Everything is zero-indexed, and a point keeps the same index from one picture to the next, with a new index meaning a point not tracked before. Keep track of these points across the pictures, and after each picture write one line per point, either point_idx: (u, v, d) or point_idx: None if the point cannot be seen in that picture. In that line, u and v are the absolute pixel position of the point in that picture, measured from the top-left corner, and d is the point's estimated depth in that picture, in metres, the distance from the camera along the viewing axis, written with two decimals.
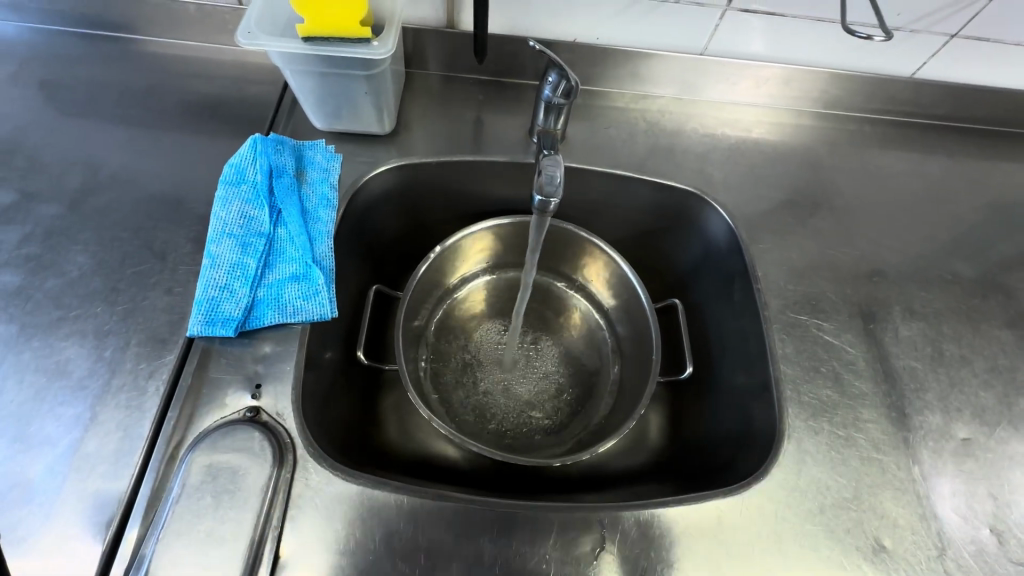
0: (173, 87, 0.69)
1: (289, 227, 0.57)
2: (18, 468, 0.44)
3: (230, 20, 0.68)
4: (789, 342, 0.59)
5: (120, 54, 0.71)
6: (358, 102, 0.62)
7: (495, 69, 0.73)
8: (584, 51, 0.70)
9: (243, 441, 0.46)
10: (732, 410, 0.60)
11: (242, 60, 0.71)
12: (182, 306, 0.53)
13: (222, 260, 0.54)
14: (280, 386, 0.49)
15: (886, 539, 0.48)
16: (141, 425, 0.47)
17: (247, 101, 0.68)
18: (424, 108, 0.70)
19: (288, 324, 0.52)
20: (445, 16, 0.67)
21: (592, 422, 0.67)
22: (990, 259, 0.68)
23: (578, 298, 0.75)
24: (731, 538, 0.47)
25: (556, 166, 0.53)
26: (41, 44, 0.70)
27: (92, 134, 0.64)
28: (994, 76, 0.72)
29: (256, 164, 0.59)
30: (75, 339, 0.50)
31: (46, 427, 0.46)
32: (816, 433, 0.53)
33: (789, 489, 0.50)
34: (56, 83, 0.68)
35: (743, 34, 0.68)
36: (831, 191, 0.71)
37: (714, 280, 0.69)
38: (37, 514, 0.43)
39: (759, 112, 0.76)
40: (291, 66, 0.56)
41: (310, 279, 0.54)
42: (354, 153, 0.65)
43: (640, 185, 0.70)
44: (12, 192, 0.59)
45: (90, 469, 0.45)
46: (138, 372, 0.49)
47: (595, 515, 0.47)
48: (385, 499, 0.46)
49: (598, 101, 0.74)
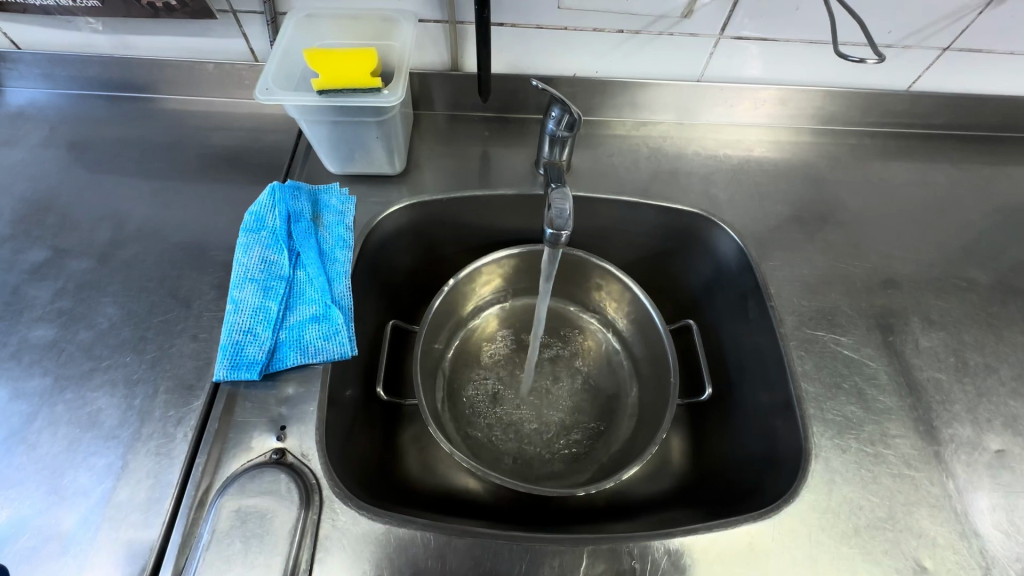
0: (194, 141, 0.72)
1: (308, 269, 0.59)
2: (52, 521, 0.45)
3: (247, 76, 0.72)
4: (808, 359, 0.58)
5: (143, 112, 0.75)
6: (370, 146, 0.65)
7: (499, 106, 0.75)
8: (584, 84, 0.73)
9: (270, 484, 0.46)
10: (755, 431, 0.59)
11: (259, 112, 0.75)
12: (209, 352, 0.54)
13: (245, 304, 0.55)
14: (304, 426, 0.50)
15: (926, 559, 0.47)
16: (171, 471, 0.48)
17: (265, 150, 0.71)
18: (433, 147, 0.73)
19: (311, 364, 0.53)
20: (450, 60, 0.70)
21: (615, 448, 0.66)
22: (1005, 263, 0.68)
23: (591, 321, 0.77)
24: (766, 565, 0.46)
25: (565, 200, 0.53)
26: (70, 108, 0.75)
27: (119, 189, 0.67)
28: (990, 84, 0.73)
29: (275, 211, 0.61)
30: (107, 388, 0.52)
31: (79, 478, 0.47)
32: (844, 451, 0.52)
33: (821, 510, 0.49)
34: (86, 144, 0.72)
35: (738, 60, 0.70)
36: (836, 204, 0.72)
37: (726, 298, 0.69)
38: (71, 566, 0.43)
39: (758, 133, 0.77)
40: (307, 118, 0.59)
41: (331, 319, 0.55)
42: (368, 194, 0.67)
43: (647, 210, 0.71)
44: (45, 248, 0.62)
45: (122, 518, 0.45)
46: (167, 420, 0.50)
47: (624, 546, 0.46)
48: (411, 537, 0.46)
49: (600, 130, 0.77)
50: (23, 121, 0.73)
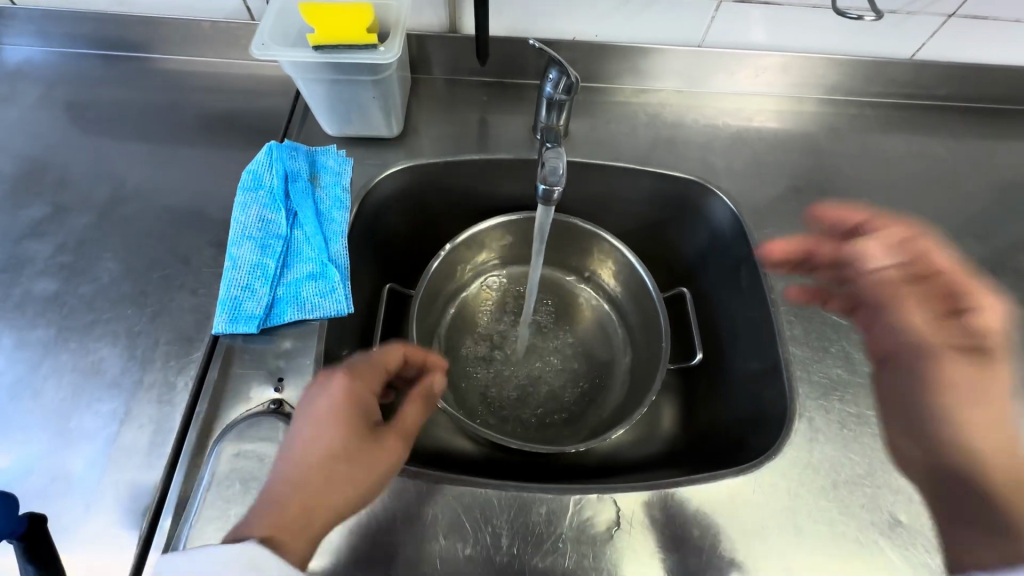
0: (191, 102, 0.72)
1: (305, 228, 0.60)
2: (59, 462, 0.47)
3: (243, 35, 0.71)
4: (797, 324, 0.59)
5: (139, 73, 0.74)
6: (367, 107, 0.65)
7: (498, 71, 0.75)
8: (584, 49, 0.72)
9: (268, 432, 0.48)
10: (743, 396, 0.61)
11: (256, 74, 0.74)
12: (207, 307, 0.55)
13: (243, 261, 0.56)
14: (301, 379, 0.51)
15: (902, 513, 0.49)
16: (172, 418, 0.49)
17: (262, 112, 0.71)
18: (430, 111, 0.73)
19: (307, 320, 0.54)
20: (447, 21, 0.69)
21: (607, 413, 0.68)
22: (1000, 236, 0.68)
23: (587, 291, 0.77)
24: (746, 516, 0.48)
25: (559, 158, 0.54)
26: (66, 67, 0.74)
27: (117, 149, 0.68)
28: (995, 54, 0.72)
29: (272, 170, 0.62)
30: (109, 339, 0.53)
31: (84, 422, 0.49)
32: (827, 411, 0.54)
33: (801, 467, 0.51)
34: (83, 104, 0.71)
35: (740, 26, 0.69)
36: (833, 174, 0.72)
37: (720, 266, 0.70)
38: (79, 504, 0.45)
39: (759, 101, 0.77)
40: (303, 75, 0.59)
41: (327, 277, 0.56)
42: (365, 157, 0.68)
43: (644, 177, 0.71)
44: (45, 205, 0.63)
45: (126, 460, 0.47)
46: (168, 369, 0.52)
47: (608, 496, 0.48)
48: (403, 485, 0.47)
49: (599, 96, 0.76)
50: (20, 80, 0.73)
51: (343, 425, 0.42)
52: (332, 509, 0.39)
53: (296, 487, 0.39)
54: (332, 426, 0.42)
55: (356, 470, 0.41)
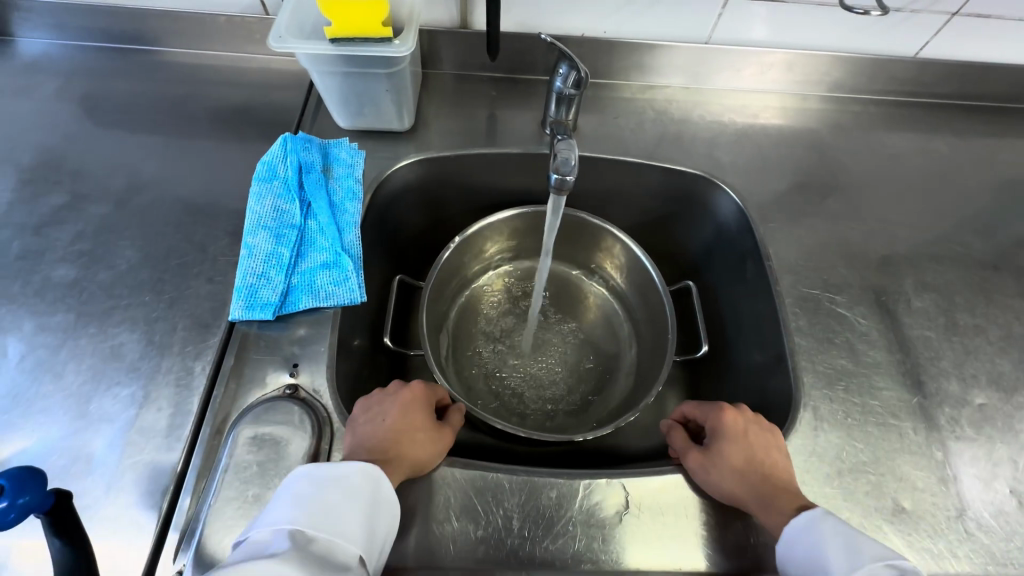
0: (206, 95, 0.73)
1: (319, 219, 0.61)
2: (80, 443, 0.48)
3: (258, 29, 0.72)
4: (802, 316, 0.60)
5: (153, 65, 0.76)
6: (380, 100, 0.66)
7: (507, 66, 0.76)
8: (592, 45, 0.73)
9: (284, 416, 0.49)
10: (749, 386, 0.61)
11: (270, 67, 0.75)
12: (223, 294, 0.56)
13: (258, 250, 0.57)
14: (316, 365, 0.52)
15: (905, 500, 0.50)
16: (190, 402, 0.50)
17: (275, 105, 0.72)
18: (440, 106, 0.74)
19: (321, 308, 0.55)
20: (459, 17, 0.70)
21: (613, 404, 0.69)
22: (1001, 231, 0.69)
23: (594, 285, 0.78)
24: None
25: (570, 150, 0.55)
26: (81, 59, 0.75)
27: (133, 140, 0.69)
28: (997, 52, 0.73)
29: (286, 161, 0.63)
30: (127, 325, 0.54)
31: (104, 405, 0.50)
32: (832, 400, 0.55)
33: (806, 454, 0.51)
34: (99, 96, 0.73)
35: (746, 23, 0.70)
36: (837, 170, 0.73)
37: (725, 260, 0.71)
38: (99, 484, 0.46)
39: (764, 98, 0.78)
40: (319, 68, 0.60)
41: (341, 266, 0.57)
42: (376, 149, 0.69)
43: (651, 172, 0.72)
44: (63, 194, 0.64)
45: (145, 442, 0.48)
46: (185, 354, 0.53)
47: (618, 481, 0.49)
48: None
49: (607, 92, 0.77)
50: (36, 71, 0.74)
51: (424, 409, 0.51)
52: (404, 470, 0.47)
53: (373, 450, 0.46)
54: (417, 408, 0.50)
55: (428, 446, 0.48)
